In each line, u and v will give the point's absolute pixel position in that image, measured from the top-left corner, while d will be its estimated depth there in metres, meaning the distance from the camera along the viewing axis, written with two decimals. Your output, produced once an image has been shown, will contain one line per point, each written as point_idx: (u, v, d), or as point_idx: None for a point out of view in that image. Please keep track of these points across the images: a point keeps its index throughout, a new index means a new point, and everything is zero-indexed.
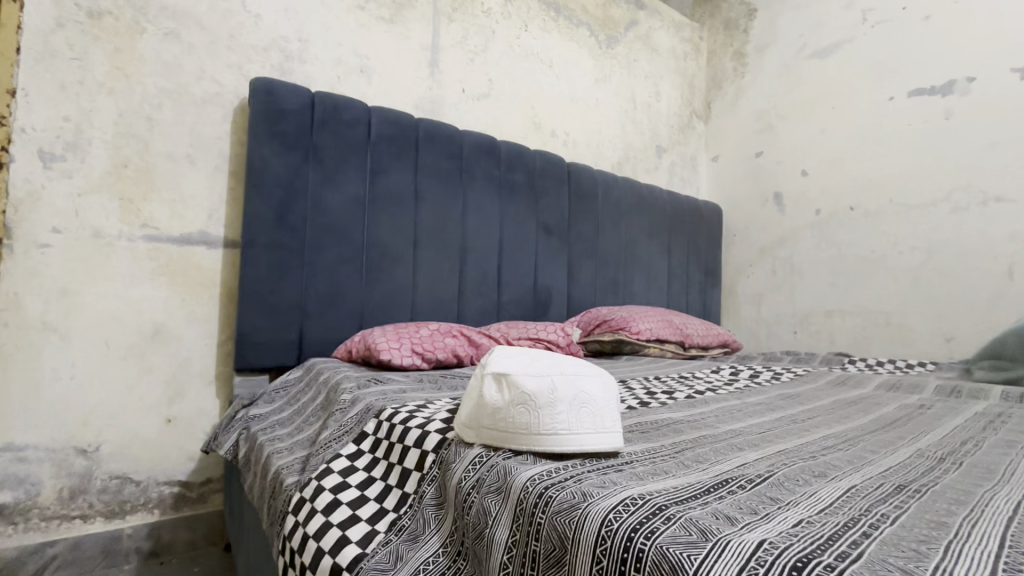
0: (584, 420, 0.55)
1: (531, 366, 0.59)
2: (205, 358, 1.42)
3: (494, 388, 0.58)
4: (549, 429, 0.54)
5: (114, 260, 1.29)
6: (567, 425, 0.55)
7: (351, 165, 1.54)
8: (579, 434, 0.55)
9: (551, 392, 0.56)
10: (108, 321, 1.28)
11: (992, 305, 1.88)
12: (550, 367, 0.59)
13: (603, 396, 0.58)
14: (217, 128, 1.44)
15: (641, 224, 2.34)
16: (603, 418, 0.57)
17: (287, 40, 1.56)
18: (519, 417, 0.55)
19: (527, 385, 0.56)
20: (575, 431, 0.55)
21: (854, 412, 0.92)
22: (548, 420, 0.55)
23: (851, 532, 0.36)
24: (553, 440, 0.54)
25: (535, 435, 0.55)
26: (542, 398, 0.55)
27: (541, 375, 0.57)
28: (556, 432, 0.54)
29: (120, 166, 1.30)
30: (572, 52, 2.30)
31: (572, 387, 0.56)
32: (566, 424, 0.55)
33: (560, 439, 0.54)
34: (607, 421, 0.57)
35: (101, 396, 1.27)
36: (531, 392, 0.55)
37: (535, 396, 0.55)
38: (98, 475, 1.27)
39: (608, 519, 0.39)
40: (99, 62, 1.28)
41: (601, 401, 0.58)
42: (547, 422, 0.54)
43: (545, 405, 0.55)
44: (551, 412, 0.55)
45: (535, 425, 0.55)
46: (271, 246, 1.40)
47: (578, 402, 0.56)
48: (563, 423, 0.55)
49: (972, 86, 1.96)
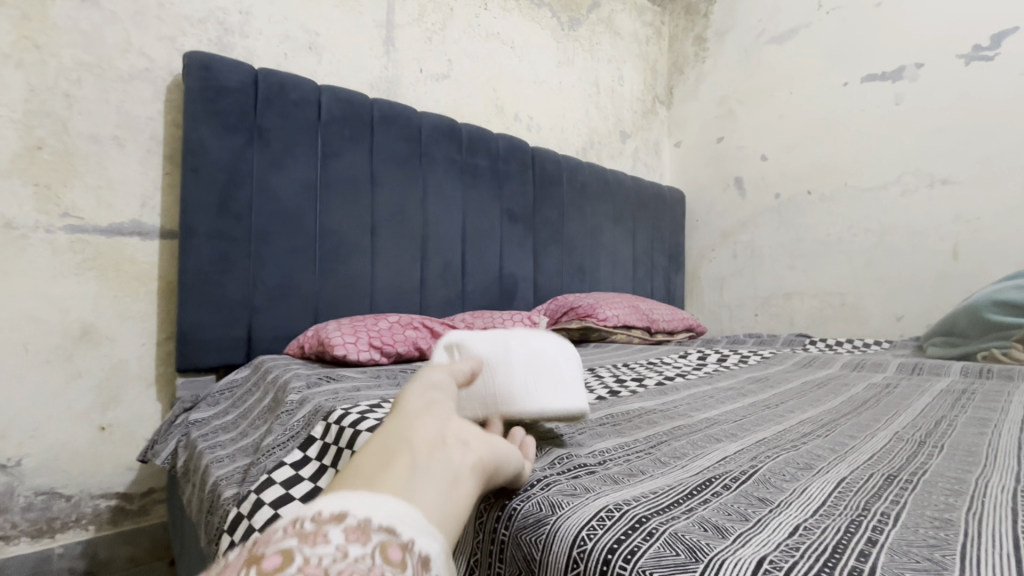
0: (542, 381, 0.54)
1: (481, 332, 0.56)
2: (142, 360, 1.29)
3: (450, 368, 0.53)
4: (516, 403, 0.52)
5: (31, 254, 1.14)
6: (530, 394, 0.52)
7: (300, 148, 1.42)
8: (538, 396, 0.53)
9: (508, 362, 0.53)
10: (26, 322, 1.13)
11: (939, 284, 1.94)
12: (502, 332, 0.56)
13: (559, 359, 0.57)
14: (148, 107, 1.29)
15: (606, 210, 2.31)
16: (561, 379, 0.55)
17: (225, 12, 1.42)
18: (479, 398, 0.51)
19: (479, 349, 0.53)
20: (534, 393, 0.52)
21: (824, 394, 0.90)
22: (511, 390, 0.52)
23: (855, 539, 0.32)
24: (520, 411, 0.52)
25: (492, 400, 0.51)
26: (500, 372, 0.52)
27: (492, 338, 0.54)
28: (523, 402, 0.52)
29: (33, 148, 1.14)
30: (535, 33, 2.23)
31: (527, 356, 0.54)
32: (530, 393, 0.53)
33: (518, 401, 0.52)
34: (565, 383, 0.56)
35: (20, 407, 1.12)
36: (486, 355, 0.52)
37: (489, 358, 0.52)
38: (21, 492, 1.13)
39: (580, 537, 0.34)
40: (3, 29, 1.11)
41: (559, 363, 0.56)
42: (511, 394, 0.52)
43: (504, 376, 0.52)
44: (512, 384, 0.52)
45: (491, 388, 0.51)
46: (213, 236, 1.28)
47: (535, 363, 0.54)
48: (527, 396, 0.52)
49: (920, 73, 2.00)
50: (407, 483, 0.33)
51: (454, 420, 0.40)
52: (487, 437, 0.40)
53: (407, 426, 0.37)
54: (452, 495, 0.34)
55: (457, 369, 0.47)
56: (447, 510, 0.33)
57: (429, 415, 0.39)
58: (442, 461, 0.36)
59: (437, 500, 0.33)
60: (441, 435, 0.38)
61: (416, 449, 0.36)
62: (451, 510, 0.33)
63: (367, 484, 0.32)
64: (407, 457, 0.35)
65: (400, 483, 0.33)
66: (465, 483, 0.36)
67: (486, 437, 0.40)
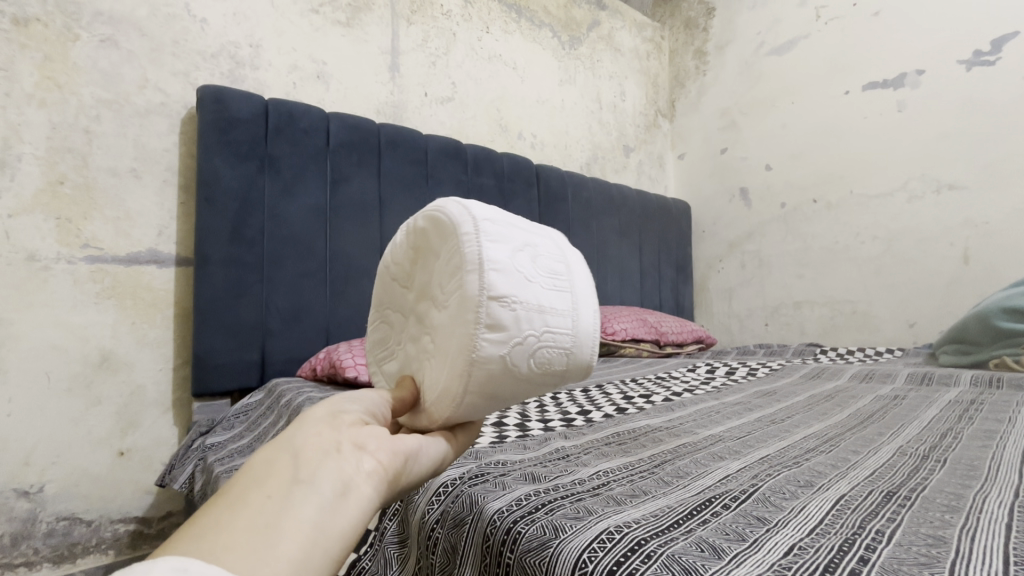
0: (545, 309, 0.49)
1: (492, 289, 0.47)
2: (160, 385, 1.32)
3: (516, 231, 0.51)
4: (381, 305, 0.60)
5: (53, 285, 1.18)
6: (426, 226, 0.52)
7: (310, 175, 1.47)
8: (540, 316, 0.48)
9: (476, 221, 0.49)
10: (49, 351, 1.17)
11: (949, 288, 1.93)
12: (518, 292, 0.48)
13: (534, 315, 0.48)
14: (164, 140, 1.35)
15: (611, 224, 2.32)
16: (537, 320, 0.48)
17: (237, 46, 1.48)
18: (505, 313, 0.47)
19: (503, 323, 0.46)
20: (539, 314, 0.48)
21: (831, 407, 0.91)
22: (410, 269, 0.55)
23: (847, 559, 0.34)
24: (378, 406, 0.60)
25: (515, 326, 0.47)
26: (514, 300, 0.47)
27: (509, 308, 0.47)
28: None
29: (56, 183, 1.19)
30: (536, 54, 2.27)
31: (529, 300, 0.48)
32: (424, 234, 0.52)
33: (520, 323, 0.47)
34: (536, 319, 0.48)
35: (43, 432, 1.15)
36: (506, 331, 0.46)
37: (508, 332, 0.46)
38: (43, 518, 1.15)
39: (582, 559, 0.36)
40: (28, 71, 1.17)
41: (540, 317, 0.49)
42: (444, 348, 0.48)
43: (436, 244, 0.51)
44: (499, 292, 0.46)
45: (515, 326, 0.47)
46: (227, 262, 1.31)
47: (533, 311, 0.48)
48: (425, 207, 0.53)
49: (921, 79, 2.01)
50: (243, 534, 0.32)
51: (355, 430, 0.42)
52: (382, 437, 0.42)
53: (289, 451, 0.39)
54: (314, 532, 0.34)
55: (387, 395, 0.50)
56: (295, 554, 0.32)
57: (291, 426, 0.41)
58: (313, 475, 0.37)
59: (283, 547, 0.32)
60: (317, 441, 0.40)
61: (275, 470, 0.37)
62: (296, 547, 0.33)
63: (201, 543, 0.31)
64: (285, 474, 0.37)
65: (243, 534, 0.32)
66: (345, 512, 0.36)
67: (370, 430, 0.42)
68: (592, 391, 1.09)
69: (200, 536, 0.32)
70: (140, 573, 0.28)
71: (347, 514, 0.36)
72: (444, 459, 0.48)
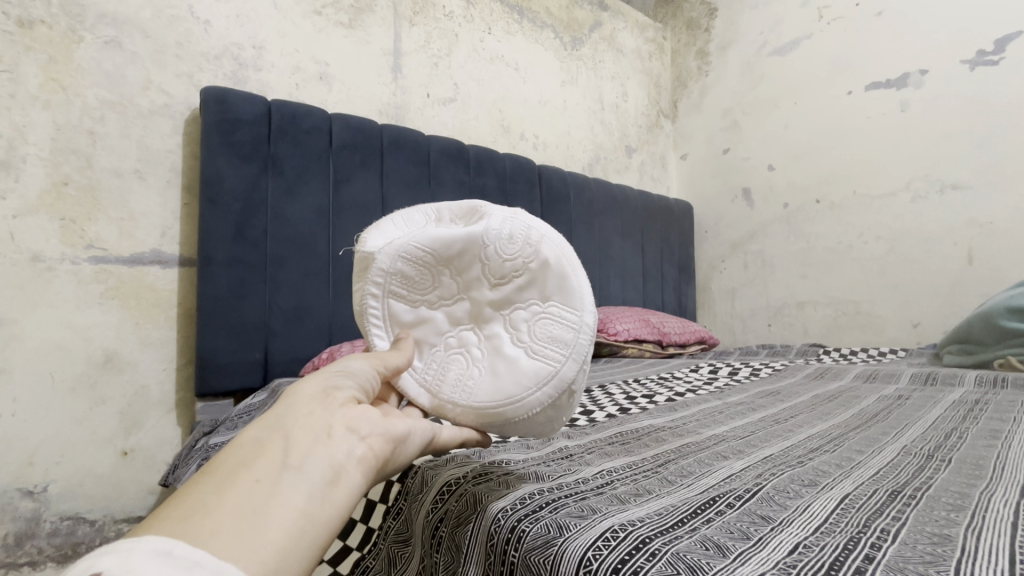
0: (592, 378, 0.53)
1: (556, 341, 0.51)
2: (164, 385, 1.32)
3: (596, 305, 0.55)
4: (423, 247, 0.55)
5: (57, 285, 1.19)
6: (543, 267, 0.52)
7: (313, 175, 1.47)
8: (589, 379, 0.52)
9: (578, 276, 0.52)
10: (54, 351, 1.17)
11: (954, 288, 1.92)
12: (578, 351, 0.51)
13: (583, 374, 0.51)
14: (167, 141, 1.35)
15: (613, 224, 2.32)
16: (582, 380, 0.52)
17: (240, 47, 1.49)
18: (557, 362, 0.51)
19: (561, 372, 0.50)
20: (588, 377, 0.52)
21: (835, 407, 0.90)
22: (482, 250, 0.54)
23: (852, 557, 0.34)
24: (367, 338, 0.55)
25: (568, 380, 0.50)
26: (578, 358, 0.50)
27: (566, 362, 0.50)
28: (476, 211, 0.58)
29: (60, 184, 1.20)
30: (538, 55, 2.27)
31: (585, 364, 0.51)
32: (533, 269, 0.53)
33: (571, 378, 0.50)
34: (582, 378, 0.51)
35: (47, 432, 1.16)
36: (558, 380, 0.50)
37: (559, 381, 0.50)
38: (47, 518, 1.15)
39: (586, 557, 0.36)
40: (33, 74, 1.18)
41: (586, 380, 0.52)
42: (503, 386, 0.51)
43: (524, 259, 0.53)
44: (574, 350, 0.50)
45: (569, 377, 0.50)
46: (230, 263, 1.31)
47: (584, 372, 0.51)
48: (549, 236, 0.53)
49: (924, 79, 2.01)
50: (230, 518, 0.33)
51: (348, 410, 0.42)
52: (373, 420, 0.42)
53: (280, 431, 0.39)
54: (301, 519, 0.35)
55: (385, 361, 0.50)
56: (281, 539, 0.33)
57: (284, 404, 0.41)
58: (303, 461, 0.37)
59: (269, 534, 0.33)
60: (309, 422, 0.40)
61: (266, 453, 0.38)
62: (283, 535, 0.34)
63: (191, 523, 0.32)
64: (275, 458, 0.37)
65: (230, 518, 0.33)
66: (332, 501, 0.36)
67: (362, 412, 0.43)
68: (594, 391, 1.09)
69: (190, 517, 0.33)
70: (130, 553, 0.29)
71: (334, 499, 0.37)
72: (433, 439, 0.49)
